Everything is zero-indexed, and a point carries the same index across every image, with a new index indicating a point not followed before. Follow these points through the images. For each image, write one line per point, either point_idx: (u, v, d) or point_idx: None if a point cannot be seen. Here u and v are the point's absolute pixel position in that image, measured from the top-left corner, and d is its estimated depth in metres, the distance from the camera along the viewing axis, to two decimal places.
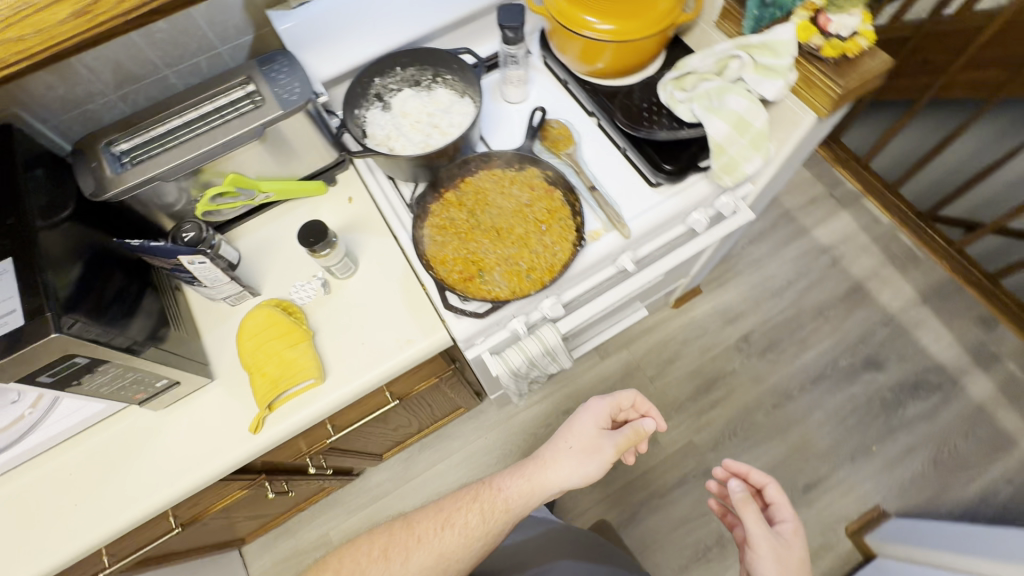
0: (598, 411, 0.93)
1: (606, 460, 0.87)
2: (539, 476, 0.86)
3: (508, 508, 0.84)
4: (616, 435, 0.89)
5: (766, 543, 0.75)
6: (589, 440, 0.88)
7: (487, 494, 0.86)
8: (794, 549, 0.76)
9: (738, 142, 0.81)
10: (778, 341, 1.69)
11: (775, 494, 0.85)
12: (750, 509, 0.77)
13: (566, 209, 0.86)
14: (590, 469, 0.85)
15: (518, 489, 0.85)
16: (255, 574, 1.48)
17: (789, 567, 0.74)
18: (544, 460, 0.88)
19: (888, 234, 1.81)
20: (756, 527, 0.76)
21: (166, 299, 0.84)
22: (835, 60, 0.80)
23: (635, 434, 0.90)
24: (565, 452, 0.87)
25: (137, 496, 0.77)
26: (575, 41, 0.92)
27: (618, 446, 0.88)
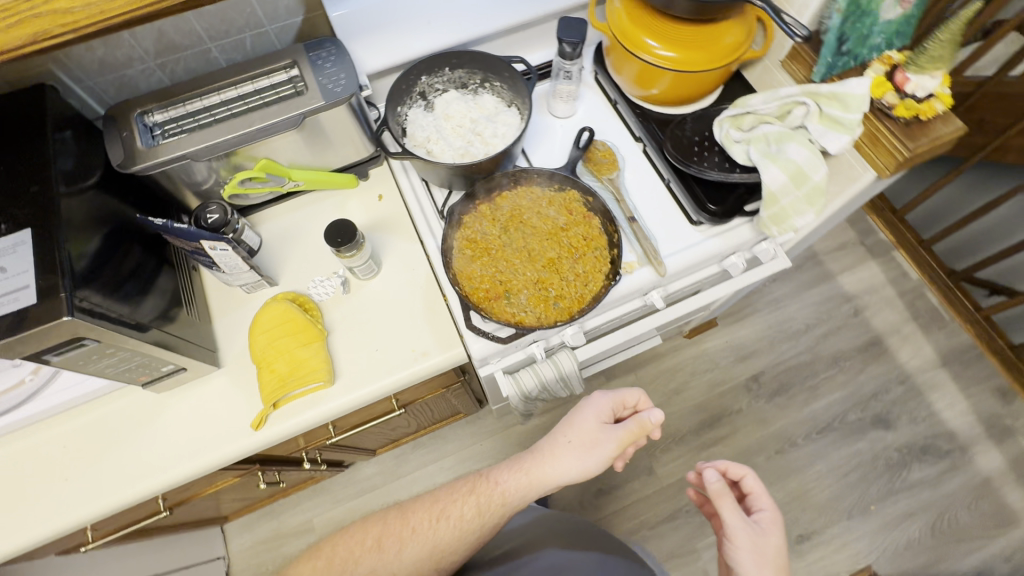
0: (601, 406, 0.81)
1: (609, 456, 0.76)
2: (535, 471, 0.77)
3: (505, 504, 0.77)
4: (617, 431, 0.77)
5: (744, 538, 0.71)
6: (589, 433, 0.77)
7: (482, 487, 0.79)
8: (773, 542, 0.72)
9: (793, 195, 0.78)
10: (789, 385, 1.66)
11: (752, 484, 0.79)
12: (726, 500, 0.73)
13: (602, 238, 0.83)
14: (592, 465, 0.76)
15: (515, 485, 0.77)
16: (234, 552, 1.47)
17: (767, 560, 0.69)
18: (542, 454, 0.78)
19: (915, 290, 1.76)
20: (732, 518, 0.72)
21: (181, 279, 0.81)
22: (907, 121, 0.75)
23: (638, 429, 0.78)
24: (565, 446, 0.77)
25: (129, 478, 0.75)
26: (633, 63, 0.88)
27: (621, 440, 0.77)
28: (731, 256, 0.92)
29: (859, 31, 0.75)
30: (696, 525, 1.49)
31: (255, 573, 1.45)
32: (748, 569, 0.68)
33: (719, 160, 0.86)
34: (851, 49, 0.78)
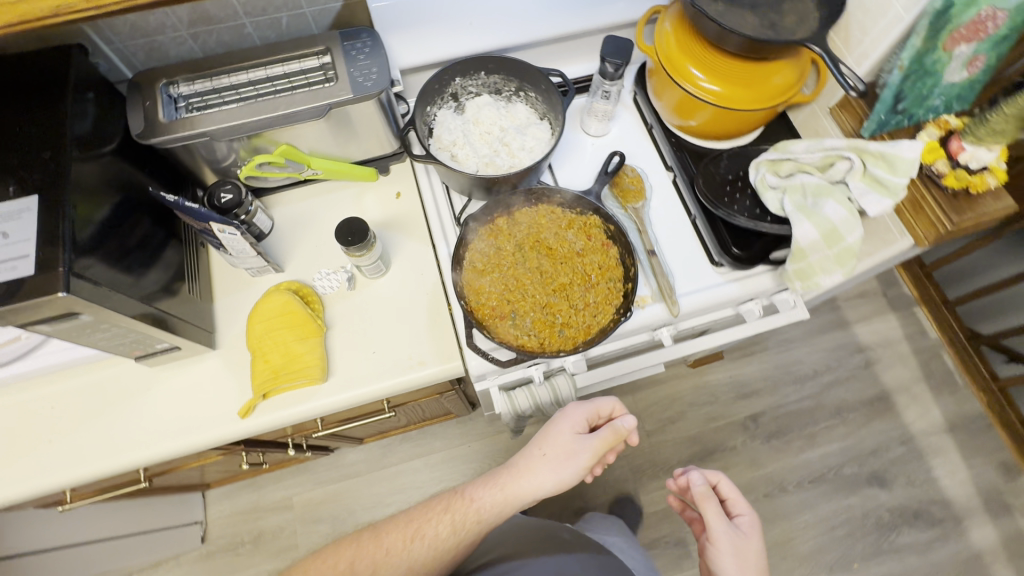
0: (575, 415, 0.78)
1: (586, 466, 0.74)
2: (510, 485, 0.74)
3: (481, 520, 0.74)
4: (591, 440, 0.74)
5: (728, 541, 0.71)
6: (564, 444, 0.75)
7: (457, 505, 0.75)
8: (754, 547, 0.72)
9: (823, 252, 0.74)
10: (787, 430, 1.62)
11: (729, 490, 0.78)
12: (709, 503, 0.73)
13: (618, 269, 0.80)
14: (569, 476, 0.74)
15: (492, 500, 0.74)
16: (212, 519, 1.49)
17: (749, 563, 0.70)
18: (517, 467, 0.76)
19: (932, 350, 1.70)
20: (716, 522, 0.72)
21: (188, 254, 0.80)
22: (954, 192, 0.72)
23: (612, 437, 0.75)
24: (540, 459, 0.75)
25: (112, 449, 0.75)
26: (674, 90, 0.85)
27: (596, 449, 0.74)
28: (748, 301, 0.89)
29: (917, 91, 0.71)
30: (673, 557, 1.47)
31: (230, 542, 1.47)
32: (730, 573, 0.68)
33: (750, 205, 0.83)
34: (907, 108, 0.74)
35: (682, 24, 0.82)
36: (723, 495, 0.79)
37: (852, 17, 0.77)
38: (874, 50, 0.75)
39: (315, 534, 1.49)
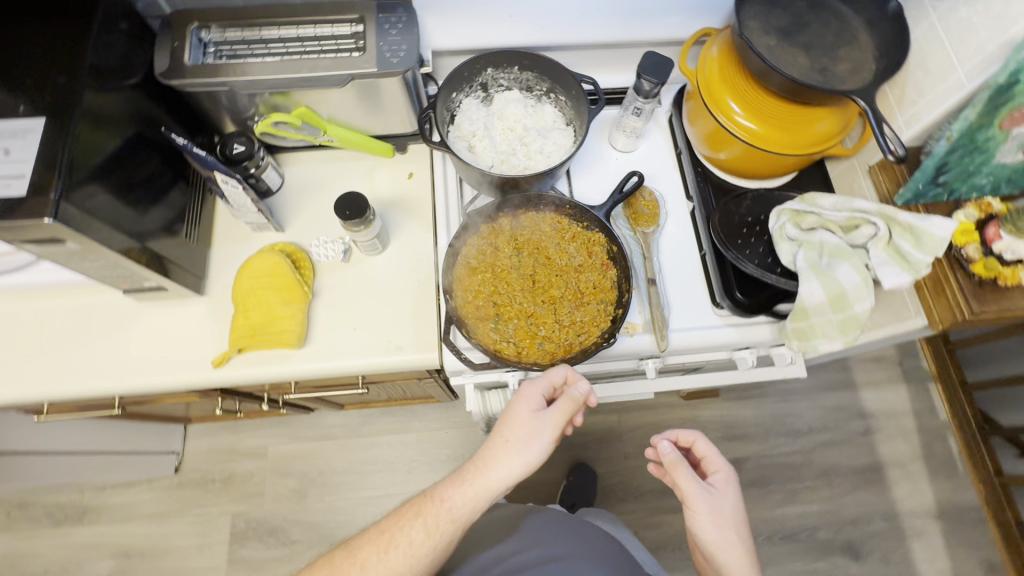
0: (529, 394, 0.70)
1: (552, 440, 0.67)
2: (478, 479, 0.68)
3: (455, 519, 0.67)
4: (547, 416, 0.68)
5: (705, 505, 0.69)
6: (524, 426, 0.68)
7: (427, 509, 0.68)
8: (731, 502, 0.71)
9: (826, 316, 0.71)
10: (768, 481, 1.58)
11: (704, 448, 0.75)
12: (681, 470, 0.70)
13: (613, 293, 0.78)
14: (537, 455, 0.67)
15: (463, 497, 0.67)
16: (189, 452, 1.53)
17: (725, 521, 0.69)
18: (482, 460, 0.68)
19: (937, 431, 1.63)
20: (691, 487, 0.70)
21: (193, 198, 0.82)
22: (981, 280, 0.67)
23: (569, 407, 0.68)
24: (503, 447, 0.68)
25: (87, 373, 0.77)
26: (707, 120, 0.82)
27: (558, 423, 0.68)
28: (743, 349, 0.85)
29: (964, 166, 0.66)
30: None
31: (202, 478, 1.51)
32: (710, 534, 0.68)
33: (762, 252, 0.79)
34: (950, 182, 0.68)
35: (730, 51, 0.78)
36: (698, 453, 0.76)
37: (911, 76, 0.72)
38: (927, 114, 0.70)
39: (283, 486, 1.52)
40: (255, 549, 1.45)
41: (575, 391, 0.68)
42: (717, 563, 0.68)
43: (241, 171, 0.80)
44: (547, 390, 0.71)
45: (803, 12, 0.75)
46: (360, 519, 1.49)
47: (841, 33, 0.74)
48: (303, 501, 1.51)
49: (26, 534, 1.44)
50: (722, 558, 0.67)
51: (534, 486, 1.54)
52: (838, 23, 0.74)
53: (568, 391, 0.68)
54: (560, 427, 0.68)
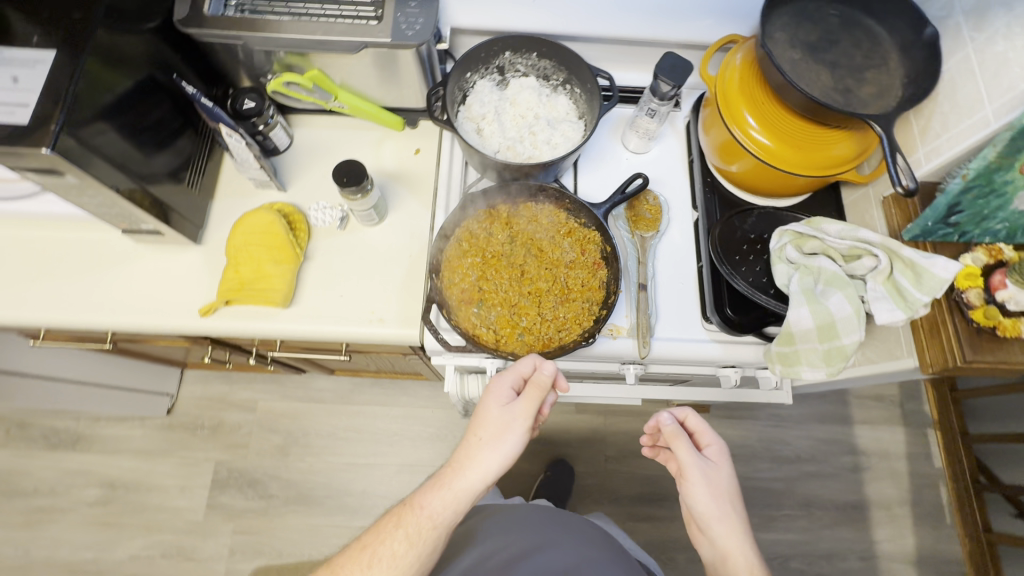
0: (499, 387, 0.68)
1: (528, 430, 0.66)
2: (456, 481, 0.65)
3: (438, 526, 0.63)
4: (517, 407, 0.67)
5: (702, 477, 0.70)
6: (497, 419, 0.66)
7: (406, 519, 0.64)
8: (726, 476, 0.71)
9: (813, 344, 0.69)
10: (747, 504, 1.56)
11: (698, 424, 0.75)
12: (680, 442, 0.71)
13: (600, 293, 0.77)
14: (514, 448, 0.66)
15: (443, 503, 0.64)
16: (183, 396, 1.58)
17: (721, 491, 0.69)
18: (458, 462, 0.66)
19: (930, 479, 1.58)
20: (688, 459, 0.71)
21: (201, 148, 0.83)
22: (979, 327, 0.65)
23: (537, 393, 0.67)
24: (478, 445, 0.65)
25: (80, 305, 0.79)
26: (722, 130, 0.79)
27: (529, 412, 0.67)
28: (728, 367, 0.84)
29: (978, 208, 0.63)
30: None
31: (192, 423, 1.56)
32: (705, 504, 0.69)
33: (759, 272, 0.77)
34: (961, 222, 0.66)
35: (753, 62, 0.76)
36: (691, 430, 0.76)
37: (938, 107, 0.69)
38: (948, 149, 0.67)
39: (267, 442, 1.55)
40: (233, 498, 1.49)
41: (543, 376, 0.67)
42: (715, 536, 0.68)
43: (249, 127, 0.81)
44: (515, 381, 0.70)
45: (834, 28, 0.73)
46: (337, 483, 1.52)
47: (872, 54, 0.71)
48: (285, 458, 1.54)
49: (21, 453, 1.50)
50: (719, 529, 0.68)
51: (511, 476, 1.54)
52: (870, 45, 0.71)
53: (538, 376, 0.67)
54: (533, 416, 0.68)
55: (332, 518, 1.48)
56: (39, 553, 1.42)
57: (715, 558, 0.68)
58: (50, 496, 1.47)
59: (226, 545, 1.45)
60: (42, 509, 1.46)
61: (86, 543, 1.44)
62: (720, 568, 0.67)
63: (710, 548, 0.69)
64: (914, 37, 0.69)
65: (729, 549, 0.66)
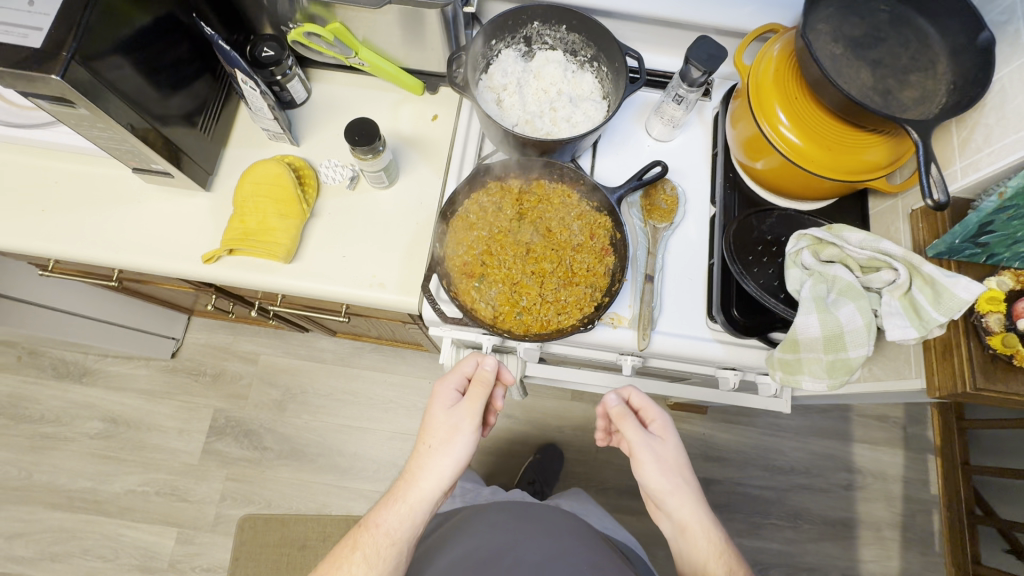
0: (445, 391, 0.73)
1: (475, 429, 0.69)
2: (410, 493, 0.66)
3: (396, 541, 0.64)
4: (461, 407, 0.70)
5: (652, 456, 0.69)
6: (443, 423, 0.69)
7: (362, 540, 0.64)
8: (675, 451, 0.71)
9: (817, 354, 0.67)
10: (734, 509, 1.56)
11: (642, 401, 0.75)
12: (626, 423, 0.71)
13: (605, 280, 0.75)
14: (464, 451, 0.67)
15: (398, 517, 0.65)
16: (188, 342, 1.61)
17: (669, 465, 0.69)
18: (411, 473, 0.67)
19: (924, 504, 1.55)
20: (636, 437, 0.70)
21: (217, 93, 0.82)
22: (994, 355, 0.62)
23: (481, 389, 0.71)
24: (427, 453, 0.67)
25: (87, 239, 0.80)
26: (750, 125, 0.76)
27: (474, 410, 0.70)
28: (728, 369, 0.83)
29: (1011, 229, 0.60)
30: None
31: (195, 368, 1.59)
32: (660, 485, 0.68)
33: (771, 274, 0.74)
34: (990, 243, 0.62)
35: (791, 55, 0.72)
36: (636, 409, 0.77)
37: (983, 119, 0.65)
38: (987, 165, 0.63)
39: (266, 395, 1.58)
40: (229, 446, 1.53)
41: (485, 372, 0.73)
42: (670, 509, 0.67)
43: (266, 76, 0.80)
44: (460, 383, 0.74)
45: (882, 25, 0.68)
46: (330, 442, 1.54)
47: (918, 56, 0.67)
48: (282, 413, 1.56)
49: (31, 380, 1.54)
50: (672, 503, 0.67)
51: (500, 455, 1.55)
52: (918, 45, 0.67)
53: (481, 372, 0.73)
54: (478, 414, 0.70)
55: (322, 476, 1.51)
56: (41, 477, 1.48)
57: (675, 533, 0.67)
58: (55, 424, 1.52)
59: (218, 490, 1.49)
60: (47, 436, 1.51)
61: (86, 473, 1.48)
62: (679, 541, 0.67)
63: (668, 523, 0.68)
64: (967, 41, 0.65)
65: (685, 520, 0.66)
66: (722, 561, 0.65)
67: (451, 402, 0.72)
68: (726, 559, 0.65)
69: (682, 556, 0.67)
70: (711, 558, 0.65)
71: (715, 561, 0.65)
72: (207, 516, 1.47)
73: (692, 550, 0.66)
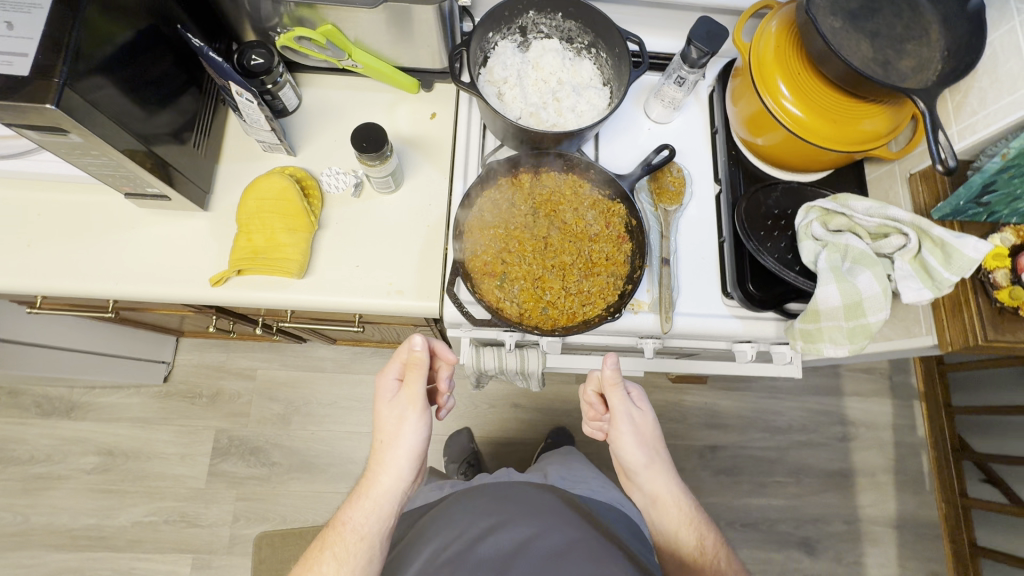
0: (387, 382, 0.70)
1: (421, 415, 0.67)
2: (372, 488, 0.66)
3: (365, 536, 0.65)
4: (402, 396, 0.68)
5: (631, 430, 0.71)
6: (390, 414, 0.68)
7: (330, 539, 0.65)
8: (651, 424, 0.72)
9: (838, 322, 0.69)
10: (741, 471, 1.62)
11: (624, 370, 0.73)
12: (616, 390, 0.71)
13: (625, 267, 0.76)
14: (415, 438, 0.67)
15: (363, 513, 0.65)
16: (179, 364, 1.55)
17: (647, 437, 0.72)
18: (371, 471, 0.67)
19: (913, 448, 1.64)
20: (621, 406, 0.71)
21: (205, 106, 0.79)
22: (1002, 307, 0.65)
23: (418, 374, 0.68)
24: (383, 448, 0.67)
25: (80, 272, 0.76)
26: (752, 101, 0.77)
27: (416, 396, 0.68)
28: (744, 342, 0.85)
29: (1012, 187, 0.63)
30: None
31: (189, 390, 1.54)
32: (634, 457, 0.71)
33: (784, 248, 0.76)
34: (991, 203, 0.65)
35: (790, 29, 0.72)
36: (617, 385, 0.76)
37: (976, 83, 0.68)
38: (984, 127, 0.66)
39: (268, 410, 1.54)
40: (236, 465, 1.49)
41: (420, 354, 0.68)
42: (644, 482, 0.72)
43: (257, 85, 0.76)
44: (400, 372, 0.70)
45: None
46: (339, 451, 1.52)
47: (912, 25, 0.68)
48: (287, 427, 1.53)
49: (14, 420, 1.47)
50: (646, 475, 0.71)
51: (512, 444, 1.56)
52: (911, 14, 0.69)
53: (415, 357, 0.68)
54: (422, 400, 0.68)
55: (335, 485, 1.49)
56: (39, 519, 1.41)
57: (647, 502, 0.72)
58: (46, 463, 1.45)
59: (229, 512, 1.45)
60: (40, 476, 1.44)
61: (88, 510, 1.43)
62: (653, 512, 0.72)
63: (642, 495, 0.73)
64: (957, 9, 0.67)
65: (657, 491, 0.71)
66: (692, 528, 0.70)
67: (396, 392, 0.70)
68: (696, 526, 0.70)
69: (656, 526, 0.72)
70: (683, 527, 0.70)
71: (686, 529, 0.70)
72: (221, 538, 1.43)
73: (665, 521, 0.71)
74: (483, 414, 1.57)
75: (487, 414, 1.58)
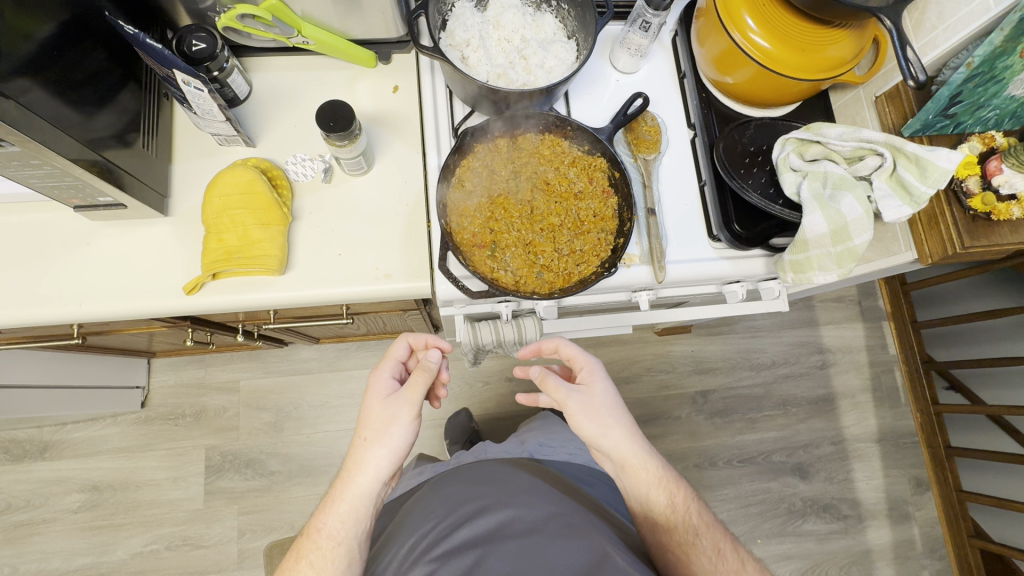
0: (381, 382, 0.71)
1: (413, 419, 0.66)
2: (348, 491, 0.65)
3: (341, 542, 0.63)
4: (398, 395, 0.68)
5: (579, 409, 0.71)
6: (380, 414, 0.67)
7: (306, 548, 0.63)
8: (603, 394, 0.72)
9: (826, 249, 0.70)
10: (732, 411, 1.67)
11: (570, 350, 0.74)
12: (548, 378, 0.72)
13: (614, 221, 0.75)
14: (402, 441, 0.66)
15: (339, 518, 0.64)
16: (155, 386, 1.48)
17: (599, 411, 0.71)
18: (348, 471, 0.66)
19: (886, 365, 1.71)
20: (561, 391, 0.72)
21: (149, 103, 0.73)
22: (977, 214, 0.69)
23: (422, 377, 0.68)
24: (363, 446, 0.66)
25: (33, 298, 0.70)
26: (719, 39, 0.76)
27: (413, 399, 0.67)
28: (733, 283, 0.86)
29: (976, 96, 0.65)
30: None
31: (171, 412, 1.47)
32: (587, 433, 0.71)
33: (765, 182, 0.77)
34: (958, 113, 0.67)
35: None
36: (567, 358, 0.75)
37: None
38: (946, 40, 0.67)
39: (258, 420, 1.49)
40: (232, 480, 1.44)
41: (428, 360, 0.70)
42: (608, 450, 0.71)
43: (203, 73, 0.71)
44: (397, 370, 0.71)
45: None
46: (339, 450, 1.49)
47: None
48: (280, 434, 1.49)
49: None
50: (607, 445, 0.70)
51: (511, 417, 1.56)
52: None
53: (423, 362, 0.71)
54: (415, 404, 0.68)
55: None
56: (29, 566, 1.34)
57: (617, 470, 0.71)
58: (27, 509, 1.37)
59: (234, 527, 1.41)
60: (23, 524, 1.37)
61: (81, 549, 1.37)
62: (623, 478, 0.71)
63: (611, 463, 0.72)
64: None
65: (623, 458, 0.70)
66: (662, 488, 0.70)
67: (389, 391, 0.70)
68: (666, 486, 0.70)
69: (628, 490, 0.71)
70: (652, 488, 0.70)
71: (656, 488, 0.70)
72: (230, 555, 1.40)
73: (634, 484, 0.70)
74: (479, 392, 1.57)
75: (483, 391, 1.57)
